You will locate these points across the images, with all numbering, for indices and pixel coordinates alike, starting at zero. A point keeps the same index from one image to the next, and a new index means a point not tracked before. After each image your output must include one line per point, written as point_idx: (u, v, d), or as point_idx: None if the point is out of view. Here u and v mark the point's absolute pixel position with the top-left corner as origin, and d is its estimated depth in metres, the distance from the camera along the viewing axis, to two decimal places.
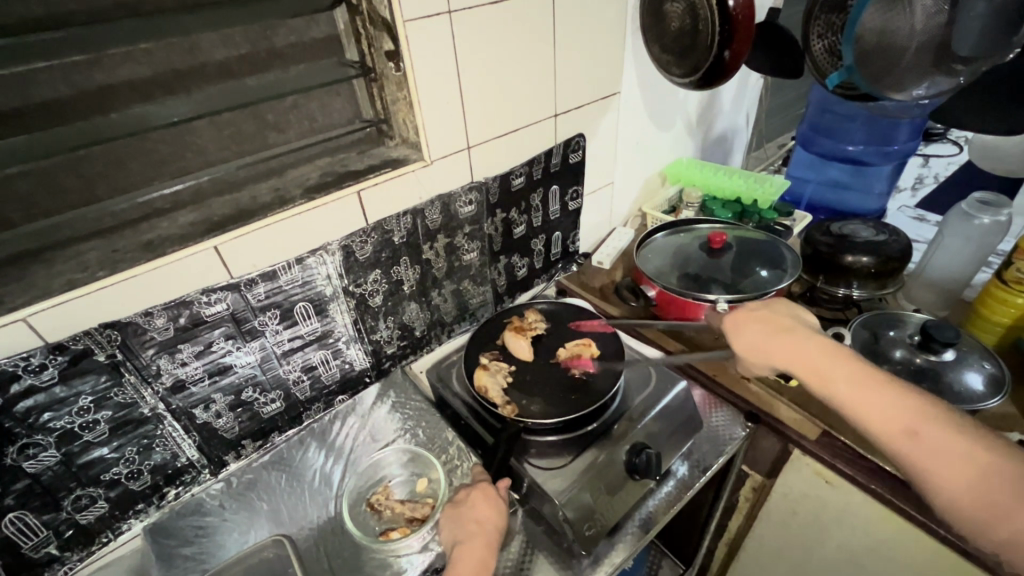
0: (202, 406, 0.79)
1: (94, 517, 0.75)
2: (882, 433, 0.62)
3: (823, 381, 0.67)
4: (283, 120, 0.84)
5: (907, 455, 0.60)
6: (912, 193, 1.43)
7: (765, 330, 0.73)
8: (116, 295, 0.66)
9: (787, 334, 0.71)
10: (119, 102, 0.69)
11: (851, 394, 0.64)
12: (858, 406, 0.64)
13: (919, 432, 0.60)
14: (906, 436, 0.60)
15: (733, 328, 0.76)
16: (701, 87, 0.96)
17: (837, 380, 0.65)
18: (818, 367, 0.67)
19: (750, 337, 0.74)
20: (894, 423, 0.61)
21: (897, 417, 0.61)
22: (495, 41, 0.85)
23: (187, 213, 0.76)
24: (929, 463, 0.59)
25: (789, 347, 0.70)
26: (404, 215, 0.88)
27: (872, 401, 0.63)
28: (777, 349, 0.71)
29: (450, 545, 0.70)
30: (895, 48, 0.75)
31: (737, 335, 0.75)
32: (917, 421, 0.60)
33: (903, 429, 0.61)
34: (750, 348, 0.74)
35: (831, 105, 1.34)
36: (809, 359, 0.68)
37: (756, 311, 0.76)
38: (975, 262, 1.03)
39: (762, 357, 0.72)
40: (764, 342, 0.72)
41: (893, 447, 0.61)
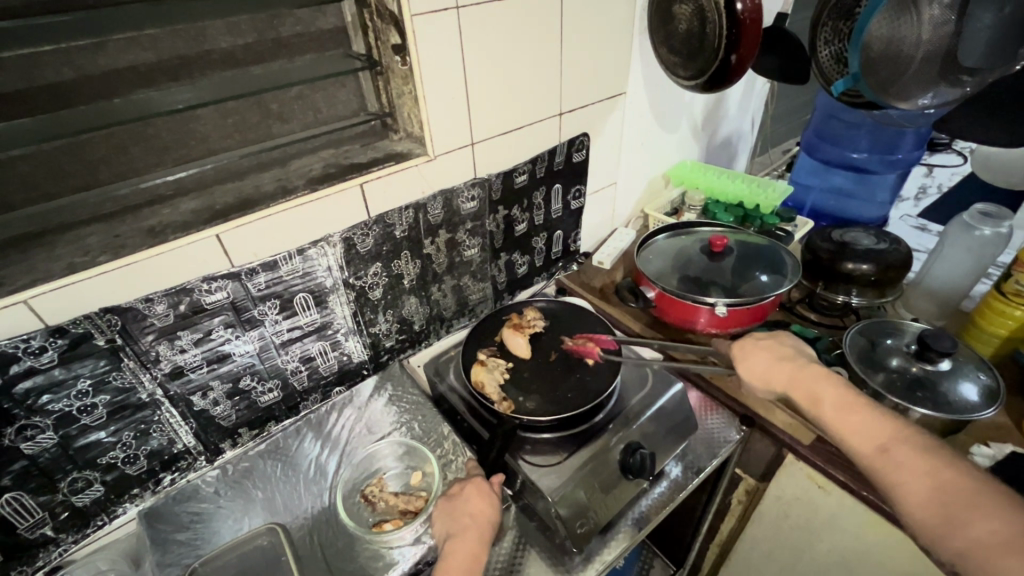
0: (199, 393, 0.80)
1: (90, 500, 0.76)
2: (860, 450, 0.64)
3: (813, 402, 0.71)
4: (287, 110, 0.84)
5: (878, 470, 0.62)
6: (915, 202, 1.43)
7: (767, 355, 0.78)
8: (118, 280, 0.66)
9: (787, 361, 0.76)
10: (123, 87, 0.69)
11: (836, 415, 0.68)
12: (842, 426, 0.67)
13: (890, 448, 0.62)
14: (879, 452, 0.62)
15: (738, 351, 0.82)
16: (707, 90, 0.96)
17: (826, 402, 0.69)
18: (810, 390, 0.71)
19: (756, 361, 0.79)
20: (870, 440, 0.64)
21: (874, 435, 0.64)
22: (502, 38, 0.85)
23: (189, 201, 0.77)
24: (895, 476, 0.60)
25: (787, 372, 0.75)
26: (406, 209, 0.88)
27: (854, 421, 0.66)
28: (777, 374, 0.76)
29: (443, 538, 0.71)
30: (901, 56, 0.75)
31: (741, 359, 0.80)
32: (891, 438, 0.62)
33: (877, 445, 0.63)
34: (753, 373, 0.78)
35: (836, 112, 1.35)
36: (804, 383, 0.73)
37: (762, 338, 0.81)
38: (974, 273, 1.03)
39: (762, 379, 0.77)
40: (766, 366, 0.77)
41: (867, 462, 0.63)
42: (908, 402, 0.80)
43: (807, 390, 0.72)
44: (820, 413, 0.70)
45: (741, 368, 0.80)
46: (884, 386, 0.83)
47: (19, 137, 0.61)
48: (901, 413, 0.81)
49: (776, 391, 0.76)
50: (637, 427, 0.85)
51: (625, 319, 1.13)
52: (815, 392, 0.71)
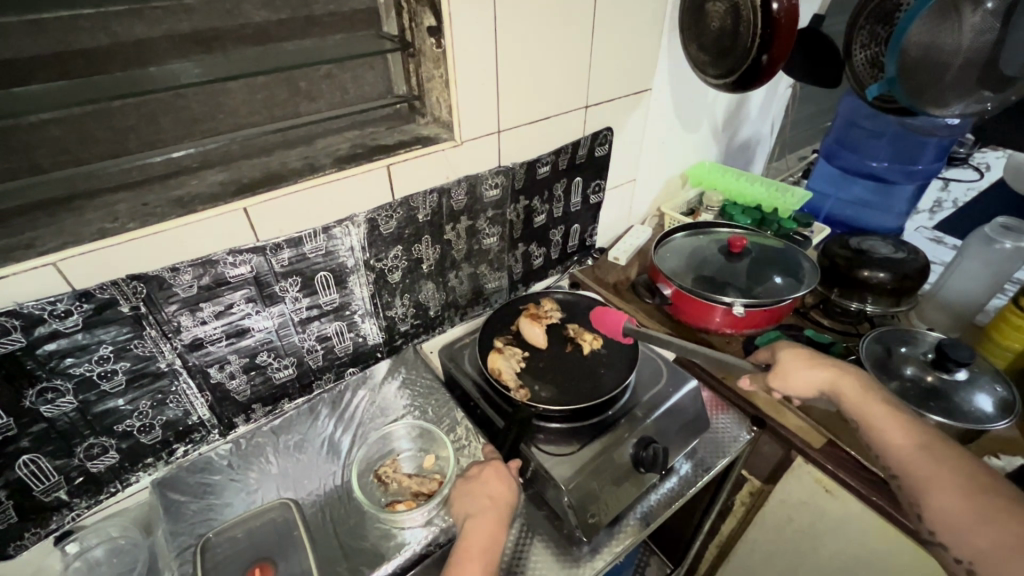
0: (217, 366, 0.80)
1: (104, 466, 0.76)
2: (897, 444, 0.66)
3: (855, 399, 0.72)
4: (315, 89, 0.83)
5: (912, 464, 0.63)
6: (931, 214, 1.43)
7: (811, 351, 0.80)
8: (146, 247, 0.66)
9: (834, 360, 0.78)
10: (157, 56, 0.69)
11: (879, 411, 0.69)
12: (881, 421, 0.68)
13: (932, 446, 0.63)
14: (918, 449, 0.64)
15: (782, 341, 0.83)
16: (735, 90, 0.96)
17: (870, 400, 0.71)
18: (853, 387, 0.73)
19: (796, 354, 0.80)
20: (911, 437, 0.65)
21: (915, 433, 0.65)
22: (536, 27, 0.84)
23: (215, 173, 0.76)
24: (931, 472, 0.61)
25: (832, 369, 0.76)
26: (430, 193, 0.88)
27: (895, 418, 0.68)
28: (820, 366, 0.77)
29: (461, 518, 0.71)
30: (939, 63, 0.75)
31: (784, 349, 0.81)
32: (933, 439, 0.64)
33: (918, 442, 0.64)
34: (794, 365, 0.78)
35: (858, 119, 1.33)
36: (846, 381, 0.74)
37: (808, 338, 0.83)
38: (992, 287, 1.03)
39: (802, 370, 0.77)
40: (810, 358, 0.78)
41: (903, 455, 0.65)
42: (921, 410, 0.80)
43: (851, 390, 0.73)
44: (860, 409, 0.71)
45: (784, 357, 0.80)
46: (898, 394, 0.83)
47: (54, 100, 0.61)
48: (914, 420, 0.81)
49: (812, 387, 0.77)
50: (650, 421, 0.85)
51: (640, 317, 1.12)
52: (860, 393, 0.72)
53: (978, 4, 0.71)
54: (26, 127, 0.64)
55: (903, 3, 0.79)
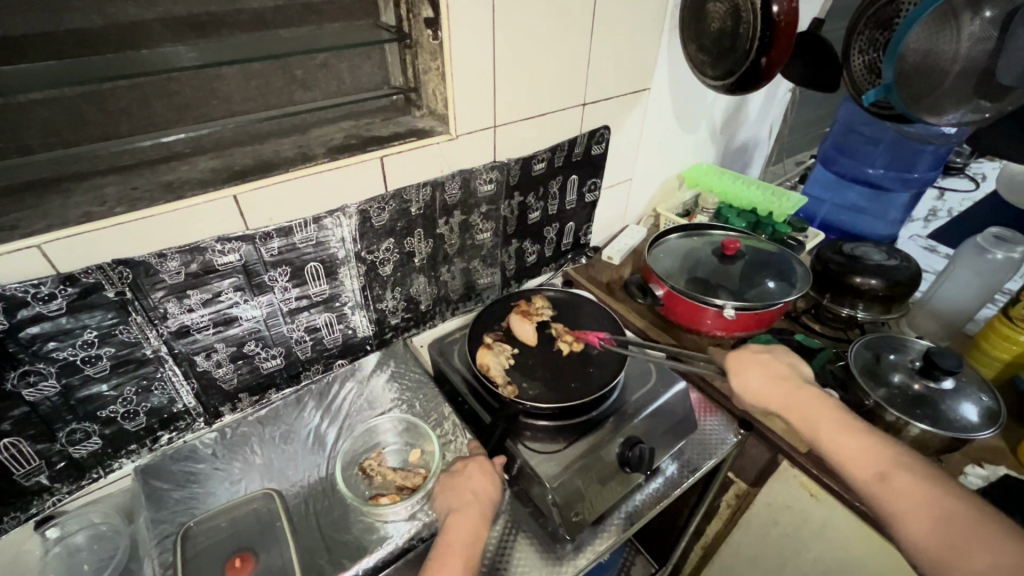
0: (204, 354, 0.79)
1: (87, 452, 0.75)
2: (859, 475, 0.65)
3: (813, 426, 0.71)
4: (311, 77, 0.83)
5: (878, 496, 0.63)
6: (925, 223, 1.43)
7: (762, 370, 0.78)
8: (134, 233, 0.65)
9: (785, 382, 0.76)
10: (150, 39, 0.68)
11: (836, 439, 0.68)
12: (839, 451, 0.67)
13: (891, 475, 0.62)
14: (879, 481, 0.63)
15: (734, 362, 0.80)
16: (733, 92, 0.96)
17: (824, 426, 0.70)
18: (807, 411, 0.72)
19: (747, 376, 0.78)
20: (871, 467, 0.64)
21: (872, 462, 0.64)
22: (535, 22, 0.84)
23: (207, 159, 0.76)
24: (898, 507, 0.61)
25: (782, 393, 0.75)
26: (424, 186, 0.87)
27: (853, 447, 0.66)
28: (771, 391, 0.76)
29: (444, 512, 0.71)
30: (937, 69, 0.75)
31: (733, 368, 0.79)
32: (891, 466, 0.63)
33: (877, 473, 0.63)
34: (746, 384, 0.78)
35: (856, 126, 1.34)
36: (801, 406, 0.73)
37: (758, 353, 0.80)
38: (984, 297, 1.03)
39: (755, 387, 0.77)
40: (761, 382, 0.77)
41: (868, 488, 0.64)
42: (907, 418, 0.80)
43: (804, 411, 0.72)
44: (817, 435, 0.70)
45: (738, 381, 0.78)
46: (884, 401, 0.83)
47: (43, 80, 0.60)
48: (900, 427, 0.82)
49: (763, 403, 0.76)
50: (638, 421, 0.85)
51: (632, 316, 1.12)
52: (812, 414, 0.72)
53: (977, 13, 0.71)
54: (14, 107, 0.63)
55: (903, 9, 0.78)
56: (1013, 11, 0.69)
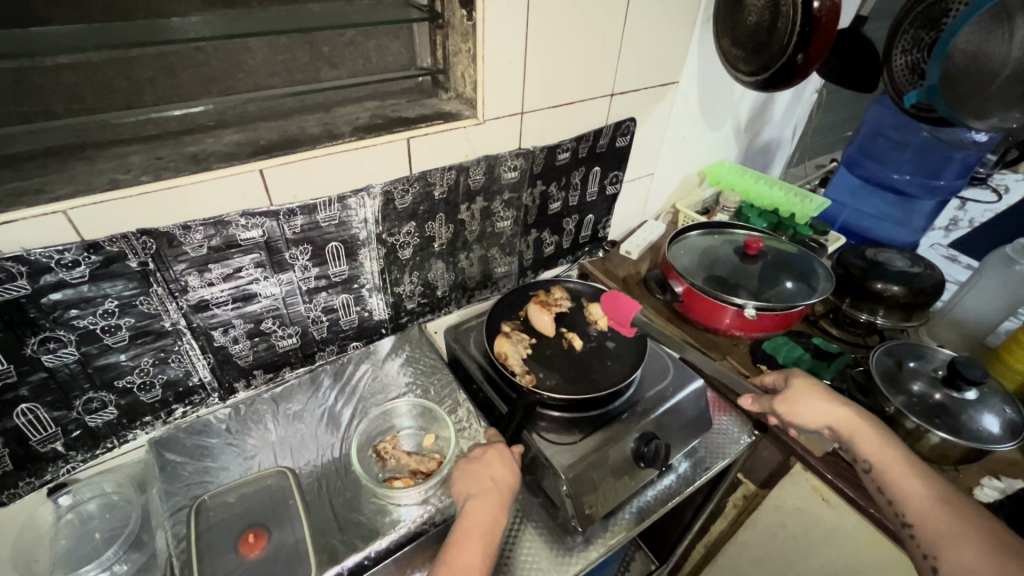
0: (221, 329, 0.79)
1: (102, 422, 0.75)
2: (915, 495, 0.69)
3: (877, 447, 0.75)
4: (338, 55, 0.81)
5: (930, 514, 0.66)
6: (946, 232, 1.42)
7: (826, 390, 0.82)
8: (159, 203, 0.65)
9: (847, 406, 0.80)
10: (179, 7, 0.67)
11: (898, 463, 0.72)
12: (899, 474, 0.71)
13: (949, 500, 0.66)
14: (939, 501, 0.67)
15: (800, 380, 0.84)
16: (766, 88, 0.94)
17: (891, 451, 0.74)
18: (868, 432, 0.76)
19: (809, 392, 0.82)
20: (929, 490, 0.68)
21: (931, 486, 0.68)
22: (569, 7, 0.82)
23: (232, 133, 0.75)
24: (949, 527, 0.64)
25: (843, 415, 0.79)
26: (448, 170, 0.86)
27: (914, 471, 0.71)
28: (834, 409, 0.79)
29: (462, 497, 0.71)
30: (985, 71, 0.73)
31: (797, 383, 0.83)
32: (949, 493, 0.67)
33: (937, 496, 0.67)
34: (807, 399, 0.81)
35: (883, 129, 1.32)
36: (863, 428, 0.76)
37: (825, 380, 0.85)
38: (1009, 310, 1.02)
39: (819, 406, 0.80)
40: (824, 399, 0.81)
41: (920, 507, 0.67)
42: (928, 426, 0.79)
43: (862, 436, 0.76)
44: (878, 457, 0.74)
45: (802, 397, 0.82)
46: (905, 408, 0.82)
47: (71, 43, 0.59)
48: (920, 435, 0.81)
49: (822, 422, 0.80)
50: (653, 418, 0.84)
51: (646, 311, 1.11)
52: (874, 440, 0.75)
53: None
54: (42, 70, 0.62)
55: (952, 9, 0.77)
56: None
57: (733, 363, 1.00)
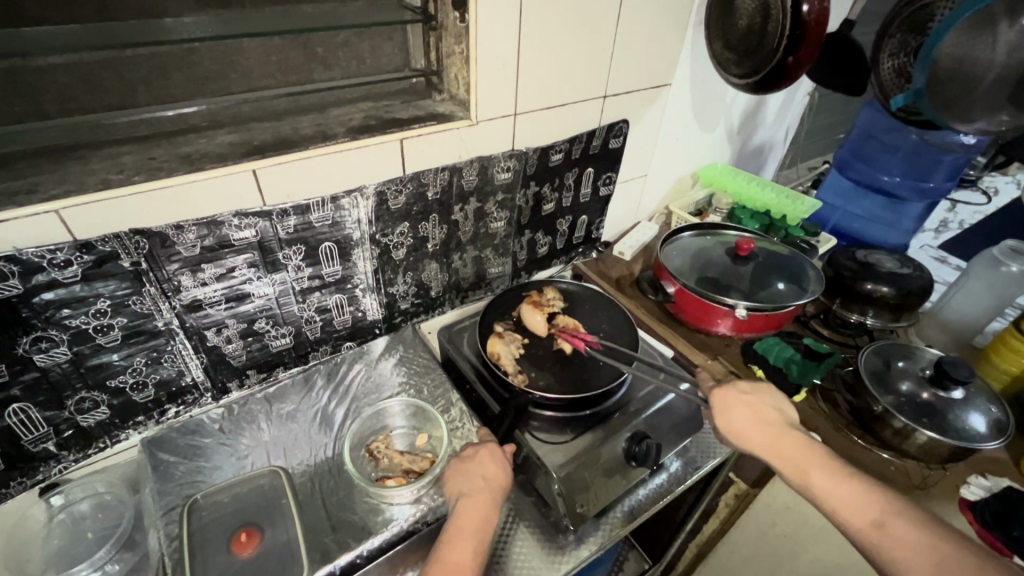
0: (214, 329, 0.79)
1: (94, 422, 0.75)
2: (853, 524, 0.60)
3: (800, 470, 0.66)
4: (332, 56, 0.82)
5: (876, 545, 0.58)
6: (936, 234, 1.43)
7: (744, 406, 0.74)
8: (152, 203, 0.65)
9: (769, 423, 0.72)
10: (173, 8, 0.67)
11: (824, 485, 0.64)
12: (829, 498, 0.63)
13: (886, 522, 0.58)
14: (876, 528, 0.59)
15: (719, 403, 0.76)
16: (755, 91, 0.95)
17: (813, 470, 0.65)
18: (792, 452, 0.68)
19: (733, 412, 0.74)
20: (863, 514, 0.60)
21: (865, 508, 0.60)
22: (561, 10, 0.83)
23: (226, 134, 0.75)
24: (899, 556, 0.56)
25: (766, 434, 0.71)
26: (442, 170, 0.87)
27: (843, 491, 0.62)
28: (758, 430, 0.72)
29: (454, 496, 0.71)
30: (970, 76, 0.74)
31: (716, 403, 0.76)
32: (885, 512, 0.59)
33: (871, 520, 0.59)
34: (732, 424, 0.73)
35: (875, 133, 1.33)
36: (789, 448, 0.69)
37: (746, 392, 0.76)
38: (995, 311, 1.04)
39: (744, 429, 0.72)
40: (745, 420, 0.73)
41: (863, 538, 0.59)
42: (915, 425, 0.81)
43: (789, 455, 0.68)
44: (805, 481, 0.65)
45: (725, 421, 0.74)
46: (893, 407, 0.83)
47: (65, 43, 0.59)
48: (908, 434, 0.82)
49: (749, 447, 0.72)
50: (645, 417, 0.85)
51: (639, 312, 1.12)
52: (798, 459, 0.67)
53: (1014, 19, 0.69)
54: (36, 70, 0.62)
55: (937, 14, 0.77)
56: None
57: (726, 363, 1.01)
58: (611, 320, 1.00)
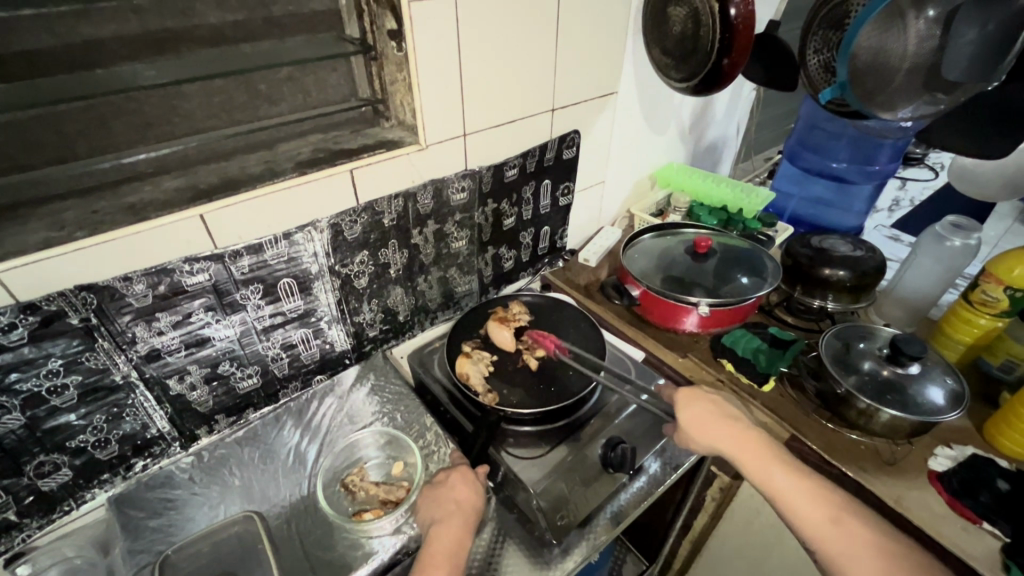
0: (176, 377, 0.78)
1: (56, 485, 0.73)
2: (809, 515, 0.66)
3: (763, 468, 0.71)
4: (276, 92, 0.81)
5: (829, 535, 0.64)
6: (888, 213, 1.48)
7: (713, 410, 0.79)
8: (97, 257, 0.64)
9: (735, 425, 0.76)
10: (105, 58, 0.66)
11: (785, 481, 0.69)
12: (790, 496, 0.68)
13: (843, 519, 0.65)
14: (829, 519, 0.65)
15: (690, 401, 0.80)
16: (698, 93, 0.97)
17: (775, 469, 0.71)
18: (757, 453, 0.73)
19: (701, 413, 0.79)
20: (822, 509, 0.66)
21: (823, 504, 0.66)
22: (497, 33, 0.84)
23: (171, 179, 0.74)
24: (849, 549, 0.62)
25: (736, 435, 0.75)
26: (396, 197, 0.87)
27: (804, 489, 0.68)
28: (726, 429, 0.76)
29: (427, 524, 0.71)
30: (889, 66, 0.77)
31: (687, 404, 0.80)
32: (842, 509, 0.66)
33: (829, 516, 0.65)
34: (699, 422, 0.78)
35: (819, 122, 1.37)
36: (750, 448, 0.74)
37: (715, 396, 0.81)
38: (946, 282, 1.07)
39: (711, 427, 0.77)
40: (713, 422, 0.77)
41: (819, 531, 0.65)
42: (877, 404, 0.83)
43: (749, 454, 0.73)
44: (768, 479, 0.70)
45: (695, 416, 0.78)
46: (855, 389, 0.86)
47: None
48: (871, 413, 0.84)
49: (711, 444, 0.76)
50: (615, 425, 0.87)
51: (608, 317, 1.13)
52: (757, 457, 0.72)
53: (920, 11, 0.73)
54: None
55: (851, 10, 0.81)
56: (953, 10, 0.72)
57: (695, 359, 1.03)
58: (579, 328, 1.01)
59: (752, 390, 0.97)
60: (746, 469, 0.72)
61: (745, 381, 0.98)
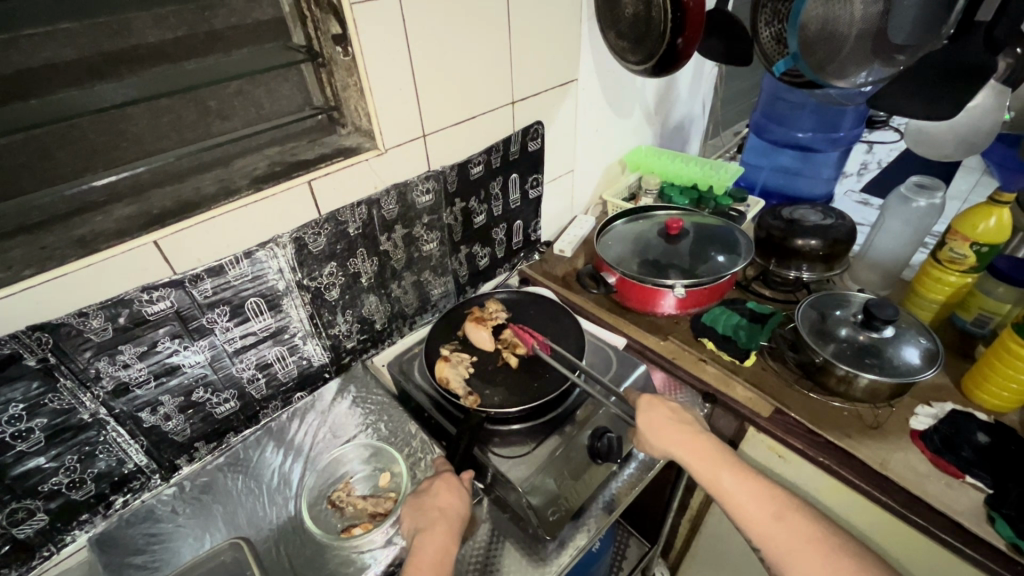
0: (149, 409, 0.76)
1: (33, 531, 0.71)
2: (758, 518, 0.68)
3: (711, 471, 0.72)
4: (227, 107, 0.78)
5: (775, 536, 0.67)
6: (857, 178, 1.50)
7: (667, 415, 0.79)
8: (43, 296, 0.61)
9: (687, 428, 0.77)
10: (40, 87, 0.63)
11: (735, 484, 0.70)
12: (737, 496, 0.70)
13: (785, 514, 0.68)
14: (774, 518, 0.67)
15: (645, 406, 0.81)
16: (656, 75, 0.96)
17: (723, 472, 0.72)
18: (707, 456, 0.73)
19: (657, 418, 0.79)
20: (767, 507, 0.68)
21: (768, 502, 0.69)
22: (446, 27, 0.82)
23: (125, 207, 0.72)
24: (789, 543, 0.66)
25: (688, 439, 0.75)
26: (359, 205, 0.85)
27: (750, 489, 0.70)
28: (678, 434, 0.76)
29: (410, 533, 0.70)
30: (838, 35, 0.78)
31: (643, 411, 0.80)
32: (785, 506, 0.68)
33: (773, 512, 0.68)
34: (655, 428, 0.78)
35: (781, 93, 1.39)
36: (702, 450, 0.74)
37: (668, 401, 0.81)
38: (915, 242, 1.09)
39: (666, 432, 0.77)
40: (669, 427, 0.77)
41: (764, 529, 0.67)
42: (857, 370, 0.84)
43: (700, 459, 0.74)
44: (716, 481, 0.72)
45: (652, 421, 0.79)
46: (833, 357, 0.86)
47: None
48: (851, 379, 0.85)
49: (665, 449, 0.76)
50: (602, 413, 0.86)
51: (587, 307, 1.12)
52: (710, 459, 0.73)
53: None
54: None
55: None
56: None
57: (677, 341, 1.02)
58: (558, 322, 1.00)
59: (734, 366, 0.97)
60: (697, 473, 0.73)
61: (727, 358, 0.98)
